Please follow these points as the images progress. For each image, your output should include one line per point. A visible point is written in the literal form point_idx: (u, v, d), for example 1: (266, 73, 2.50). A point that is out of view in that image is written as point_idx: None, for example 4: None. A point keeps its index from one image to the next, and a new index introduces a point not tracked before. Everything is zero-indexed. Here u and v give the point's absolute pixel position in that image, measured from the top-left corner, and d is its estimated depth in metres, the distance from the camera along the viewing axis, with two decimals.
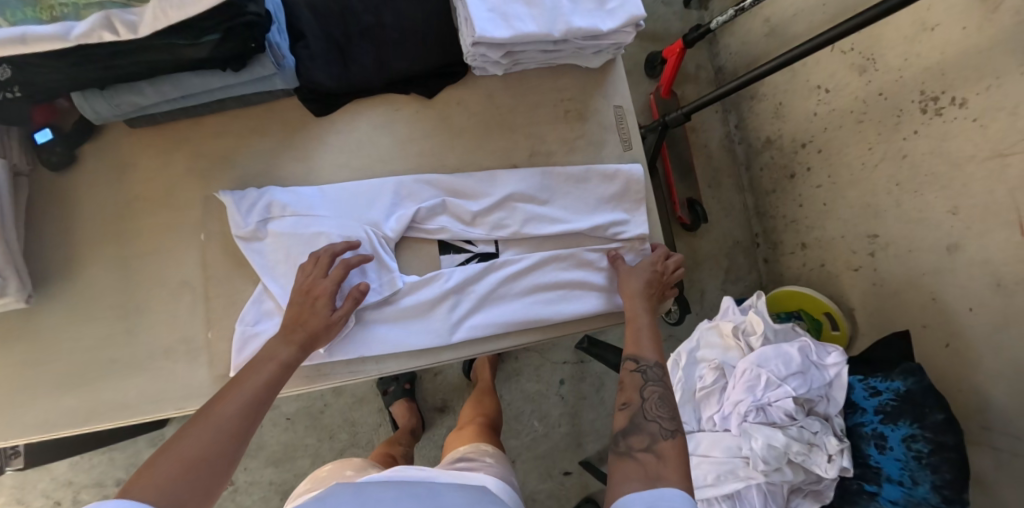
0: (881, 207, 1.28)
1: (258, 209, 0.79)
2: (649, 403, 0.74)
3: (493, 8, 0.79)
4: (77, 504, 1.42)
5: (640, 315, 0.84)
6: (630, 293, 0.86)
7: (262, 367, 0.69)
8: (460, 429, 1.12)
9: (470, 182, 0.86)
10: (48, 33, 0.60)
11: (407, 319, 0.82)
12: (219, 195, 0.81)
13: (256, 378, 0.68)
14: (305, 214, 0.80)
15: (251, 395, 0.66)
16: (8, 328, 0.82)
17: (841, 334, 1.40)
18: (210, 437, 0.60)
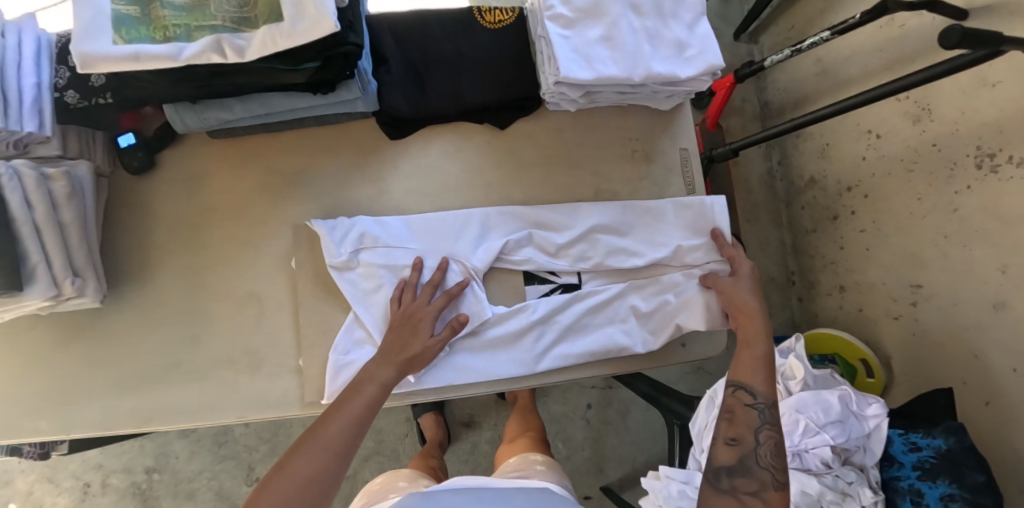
0: (927, 259, 1.23)
1: (351, 239, 0.83)
2: (762, 447, 0.73)
3: (577, 49, 0.83)
4: (105, 487, 1.45)
5: (758, 339, 0.82)
6: (747, 310, 0.84)
7: (364, 387, 0.74)
8: (512, 441, 1.17)
9: (555, 215, 0.89)
10: (162, 53, 0.62)
11: (496, 348, 0.86)
12: (310, 225, 0.84)
13: (357, 401, 0.72)
14: (396, 245, 0.84)
15: (354, 416, 0.71)
16: (79, 324, 0.85)
17: (875, 382, 1.38)
18: (321, 459, 0.66)
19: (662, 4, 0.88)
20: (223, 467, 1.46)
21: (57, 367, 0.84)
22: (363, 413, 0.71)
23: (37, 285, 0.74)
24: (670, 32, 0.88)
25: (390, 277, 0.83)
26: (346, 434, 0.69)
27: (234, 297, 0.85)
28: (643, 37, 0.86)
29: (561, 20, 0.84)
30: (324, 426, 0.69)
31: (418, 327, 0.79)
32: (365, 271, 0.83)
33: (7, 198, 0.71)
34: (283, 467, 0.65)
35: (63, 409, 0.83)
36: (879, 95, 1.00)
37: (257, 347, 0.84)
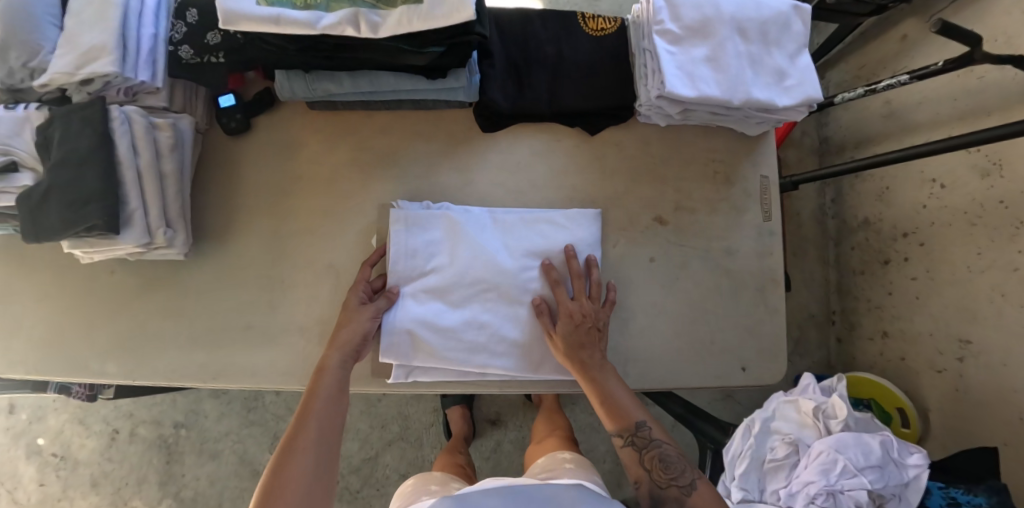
0: (980, 315, 1.19)
1: (426, 222, 0.85)
2: (655, 474, 0.77)
3: (681, 66, 0.84)
4: (133, 437, 1.47)
5: (602, 382, 0.80)
6: (580, 363, 0.81)
7: (319, 381, 0.75)
8: (542, 441, 1.13)
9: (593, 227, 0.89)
10: (300, 19, 0.64)
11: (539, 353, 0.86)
12: (394, 206, 0.86)
13: (321, 399, 0.73)
14: (456, 234, 0.85)
15: (325, 413, 0.73)
16: (158, 275, 0.86)
17: (911, 432, 1.36)
18: (304, 470, 0.66)
19: (768, 30, 0.88)
20: (249, 433, 1.48)
21: (134, 314, 0.86)
22: (330, 409, 0.73)
23: (133, 231, 0.75)
24: (772, 60, 0.88)
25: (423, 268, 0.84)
26: (325, 430, 0.71)
27: (312, 266, 0.87)
28: (746, 61, 0.87)
29: (669, 35, 0.85)
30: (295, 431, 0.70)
31: (359, 313, 0.81)
32: (414, 255, 0.84)
33: (116, 142, 0.73)
34: (277, 480, 0.65)
35: (136, 355, 0.85)
36: (956, 144, 0.98)
37: (328, 318, 0.86)
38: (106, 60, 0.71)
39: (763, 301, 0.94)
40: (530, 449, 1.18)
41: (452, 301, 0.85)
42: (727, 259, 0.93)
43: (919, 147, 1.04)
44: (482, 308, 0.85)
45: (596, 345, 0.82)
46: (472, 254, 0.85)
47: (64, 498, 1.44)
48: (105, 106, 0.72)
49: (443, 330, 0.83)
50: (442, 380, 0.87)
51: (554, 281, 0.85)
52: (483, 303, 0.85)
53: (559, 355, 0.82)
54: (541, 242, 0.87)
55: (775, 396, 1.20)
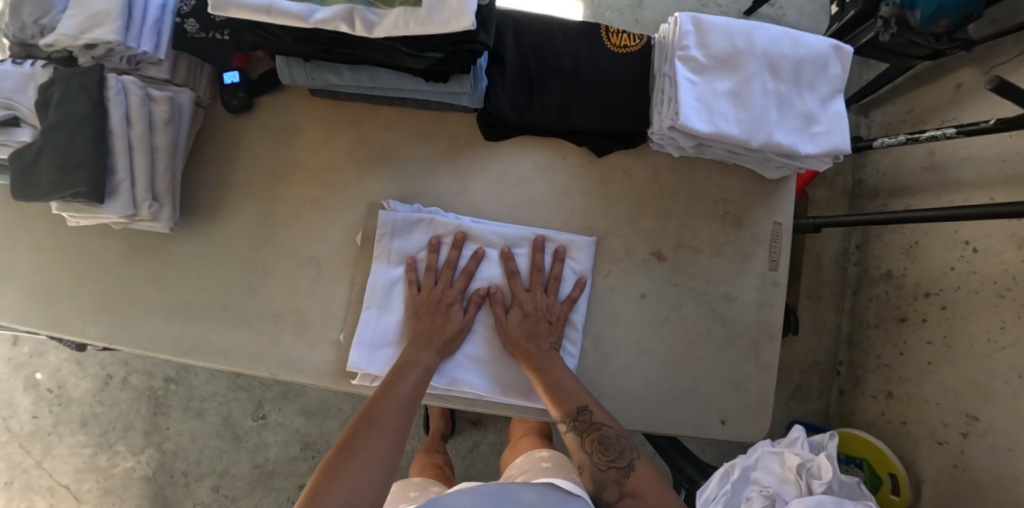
0: (993, 393, 1.12)
1: (416, 224, 0.84)
2: (594, 455, 0.77)
3: (700, 99, 0.79)
4: (124, 384, 1.51)
5: (547, 370, 0.80)
6: (524, 351, 0.82)
7: (406, 372, 0.78)
8: (517, 442, 1.09)
9: (583, 257, 0.86)
10: (293, 11, 0.62)
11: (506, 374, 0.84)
12: (384, 205, 0.85)
13: (406, 386, 0.77)
14: (449, 237, 0.84)
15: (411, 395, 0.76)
16: (145, 243, 0.87)
17: (900, 501, 1.30)
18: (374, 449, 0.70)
19: (801, 70, 0.82)
20: (234, 397, 1.50)
21: (119, 280, 0.86)
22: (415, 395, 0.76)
23: (118, 202, 0.75)
24: (802, 102, 0.82)
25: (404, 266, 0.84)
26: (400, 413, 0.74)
27: (296, 256, 0.86)
28: (772, 101, 0.81)
29: (693, 63, 0.80)
30: (376, 409, 0.74)
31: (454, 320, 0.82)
32: (404, 251, 0.84)
33: (111, 111, 0.73)
34: (348, 449, 0.69)
35: (116, 320, 0.86)
36: (982, 213, 0.90)
37: (303, 312, 0.85)
38: (108, 27, 0.71)
39: (755, 355, 0.89)
40: (507, 451, 1.13)
41: None
42: (723, 305, 0.89)
43: (949, 209, 0.96)
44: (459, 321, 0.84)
45: (545, 336, 0.83)
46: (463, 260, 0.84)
47: (54, 433, 1.50)
48: (103, 75, 0.72)
49: None
50: None
51: (511, 271, 0.84)
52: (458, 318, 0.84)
53: (507, 345, 0.83)
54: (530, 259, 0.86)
55: (762, 444, 1.15)
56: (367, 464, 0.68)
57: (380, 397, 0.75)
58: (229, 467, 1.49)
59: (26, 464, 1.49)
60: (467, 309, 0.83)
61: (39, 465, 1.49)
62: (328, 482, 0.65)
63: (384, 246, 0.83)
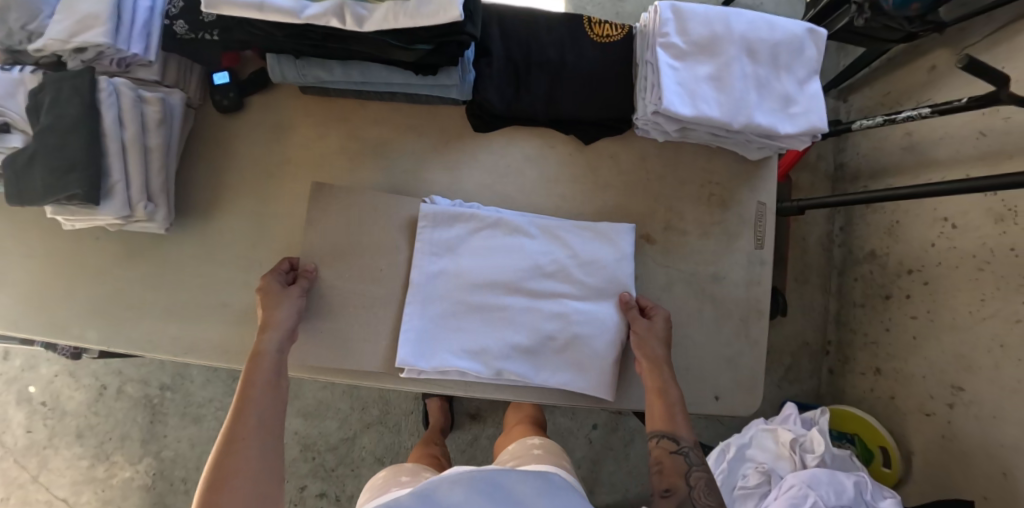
0: (977, 363, 1.15)
1: (456, 218, 0.85)
2: (697, 491, 0.77)
3: (682, 84, 0.82)
4: (120, 394, 1.50)
5: (670, 388, 0.81)
6: (655, 360, 0.83)
7: (259, 365, 0.75)
8: (510, 429, 1.11)
9: (620, 240, 0.87)
10: (284, 8, 0.63)
11: (549, 362, 0.84)
12: (426, 200, 0.86)
13: (262, 381, 0.74)
14: (491, 227, 0.86)
15: (266, 394, 0.73)
16: (141, 245, 0.87)
17: (891, 473, 1.34)
18: (263, 450, 0.69)
19: (779, 53, 0.85)
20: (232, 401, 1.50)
21: (115, 282, 0.87)
22: (274, 388, 0.74)
23: (113, 202, 0.75)
24: (780, 84, 0.85)
25: (448, 258, 0.85)
26: (266, 421, 0.71)
27: (292, 252, 0.86)
28: (752, 84, 0.84)
29: (674, 50, 0.83)
30: (236, 428, 0.69)
31: (287, 297, 0.80)
32: (445, 243, 0.85)
33: (103, 113, 0.73)
34: (219, 479, 0.64)
35: (113, 323, 0.86)
36: (957, 188, 0.93)
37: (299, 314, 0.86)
38: (99, 30, 0.72)
39: (745, 332, 0.92)
40: (500, 438, 1.15)
41: (475, 296, 0.84)
42: (712, 284, 0.91)
43: (924, 187, 0.99)
44: (503, 311, 0.84)
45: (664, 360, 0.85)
46: (504, 250, 0.85)
47: (50, 446, 1.49)
48: (94, 77, 0.73)
49: (461, 325, 0.84)
50: (454, 380, 0.87)
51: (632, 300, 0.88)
52: (500, 307, 0.84)
53: (643, 345, 0.83)
54: (569, 247, 0.86)
55: (755, 422, 1.18)
56: (249, 484, 0.65)
57: (238, 413, 0.70)
58: None
59: (22, 479, 1.48)
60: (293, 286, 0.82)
61: (36, 479, 1.48)
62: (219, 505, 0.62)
63: (425, 236, 0.84)
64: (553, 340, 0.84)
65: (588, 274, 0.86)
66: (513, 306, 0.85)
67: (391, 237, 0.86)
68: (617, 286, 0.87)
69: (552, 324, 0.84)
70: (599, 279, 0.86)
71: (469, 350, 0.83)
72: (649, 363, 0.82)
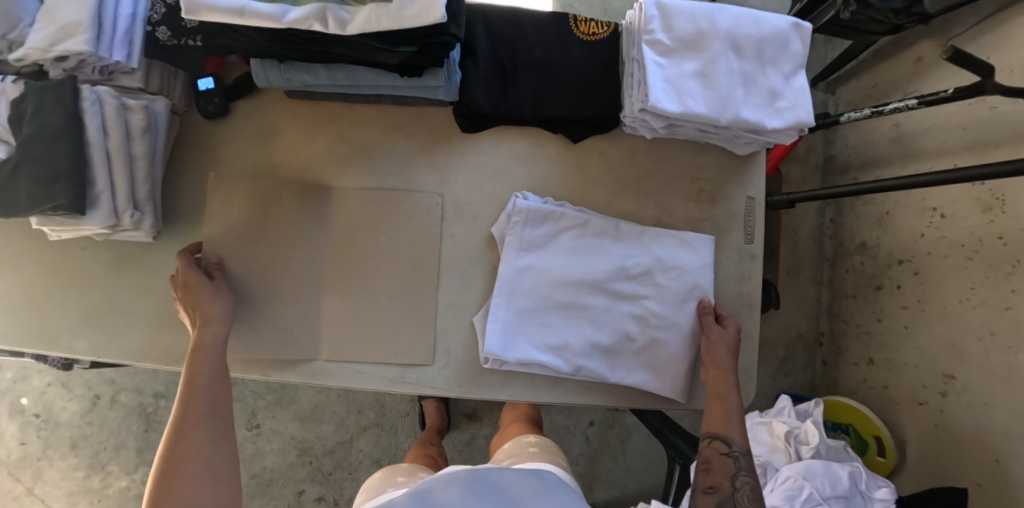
0: (967, 352, 1.16)
1: (546, 217, 0.86)
2: (740, 495, 0.78)
3: (669, 80, 0.82)
4: (113, 403, 1.49)
5: (730, 394, 0.83)
6: (722, 367, 0.84)
7: (199, 356, 0.78)
8: (506, 428, 1.11)
9: (700, 248, 0.87)
10: (265, 12, 0.63)
11: (627, 362, 0.85)
12: (516, 197, 0.87)
13: (203, 371, 0.78)
14: (577, 228, 0.86)
15: (210, 382, 0.78)
16: (128, 254, 0.87)
17: (885, 462, 1.35)
18: (214, 437, 0.75)
19: (764, 48, 0.85)
20: None
21: (104, 292, 0.86)
22: (217, 377, 0.78)
23: (99, 212, 0.75)
24: (766, 79, 0.85)
25: (538, 256, 0.85)
26: (215, 405, 0.77)
27: (282, 257, 0.85)
28: (738, 79, 0.84)
29: (659, 46, 0.83)
30: (186, 415, 0.75)
31: (213, 289, 0.80)
32: (536, 241, 0.85)
33: (86, 122, 0.73)
34: (171, 466, 0.71)
35: (103, 333, 0.86)
36: (943, 179, 0.94)
37: (291, 320, 0.85)
38: (80, 38, 0.71)
39: (737, 326, 0.92)
40: (496, 437, 1.15)
41: (562, 294, 0.85)
42: None
43: (912, 178, 0.99)
44: (586, 310, 0.85)
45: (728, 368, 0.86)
46: (589, 251, 0.86)
47: (43, 458, 1.48)
48: (76, 86, 0.72)
49: (544, 322, 0.84)
50: (527, 376, 0.87)
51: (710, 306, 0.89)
52: (582, 306, 0.85)
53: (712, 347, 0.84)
54: (654, 250, 0.87)
55: (751, 416, 1.18)
56: (201, 467, 0.72)
57: (187, 401, 0.76)
58: None
59: (17, 491, 1.47)
60: (213, 279, 0.82)
61: (30, 492, 1.47)
62: (175, 488, 0.69)
63: (516, 234, 0.85)
64: (633, 340, 0.85)
65: (672, 278, 0.86)
66: (596, 306, 0.85)
67: (383, 239, 0.86)
68: (697, 292, 0.87)
69: (632, 325, 0.85)
70: (681, 285, 0.86)
71: (551, 345, 0.84)
72: (712, 368, 0.84)
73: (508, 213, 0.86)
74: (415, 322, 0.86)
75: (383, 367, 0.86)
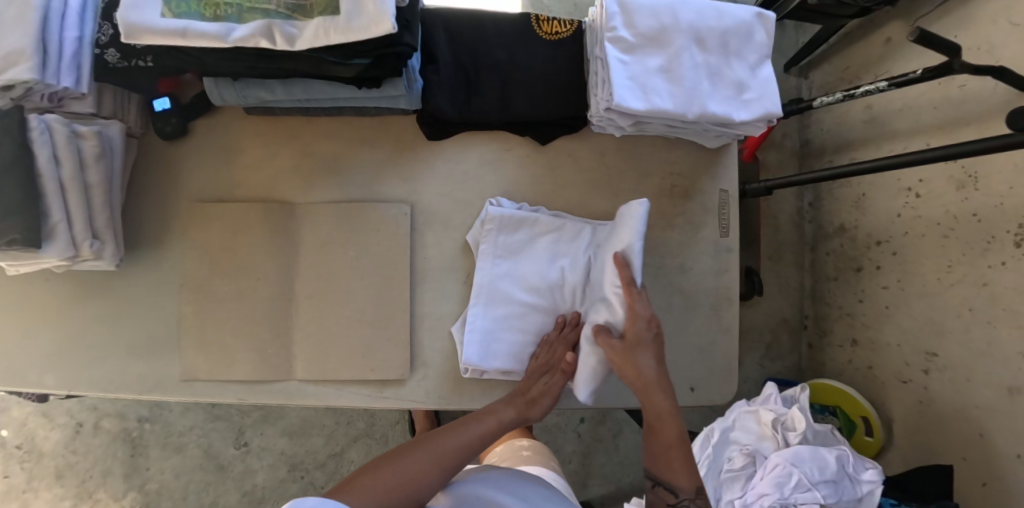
0: (948, 328, 1.17)
1: (521, 223, 0.85)
2: None
3: (633, 77, 0.81)
4: (97, 430, 1.46)
5: (666, 422, 0.70)
6: (647, 384, 0.71)
7: (482, 418, 0.71)
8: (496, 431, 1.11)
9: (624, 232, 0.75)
10: (209, 32, 0.61)
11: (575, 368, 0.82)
12: (492, 203, 0.86)
13: (479, 428, 0.70)
14: (549, 233, 0.85)
15: (477, 439, 0.68)
16: (93, 283, 0.85)
17: (874, 441, 1.36)
18: (434, 470, 0.61)
19: (728, 40, 0.84)
20: (214, 427, 1.48)
21: (68, 323, 0.84)
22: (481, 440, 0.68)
23: (55, 245, 0.73)
24: (731, 71, 0.84)
25: (513, 264, 0.85)
26: (452, 459, 0.64)
27: (251, 278, 0.84)
28: (703, 73, 0.83)
29: (622, 43, 0.81)
30: (426, 439, 0.65)
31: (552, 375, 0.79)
32: (512, 249, 0.85)
33: (37, 152, 0.70)
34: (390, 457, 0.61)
35: (71, 365, 0.84)
36: (910, 161, 0.94)
37: (261, 340, 0.83)
38: (25, 66, 0.68)
39: (716, 321, 0.92)
40: (487, 440, 1.15)
41: (538, 301, 0.84)
42: (680, 276, 0.91)
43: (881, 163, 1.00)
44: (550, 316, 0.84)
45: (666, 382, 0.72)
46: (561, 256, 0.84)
47: (29, 490, 1.45)
48: (23, 116, 0.69)
49: (521, 330, 0.83)
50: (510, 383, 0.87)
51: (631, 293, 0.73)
52: (559, 310, 0.84)
53: (625, 367, 0.72)
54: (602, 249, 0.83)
55: (737, 404, 1.19)
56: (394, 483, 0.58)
57: (448, 433, 0.67)
58: (217, 498, 1.47)
59: None
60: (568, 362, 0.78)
61: None
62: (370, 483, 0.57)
63: (490, 241, 0.84)
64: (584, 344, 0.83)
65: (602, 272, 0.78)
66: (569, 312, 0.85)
67: (352, 253, 0.85)
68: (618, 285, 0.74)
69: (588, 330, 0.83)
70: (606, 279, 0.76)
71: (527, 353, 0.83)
72: (637, 385, 0.72)
73: (484, 220, 0.85)
74: (390, 336, 0.85)
75: (360, 383, 0.84)
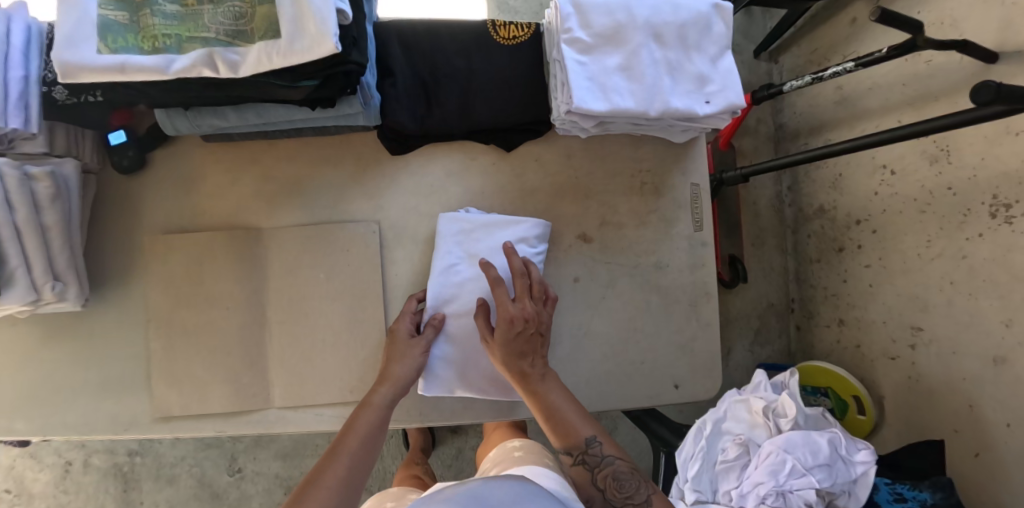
0: (931, 302, 1.17)
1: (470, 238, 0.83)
2: (608, 493, 0.73)
3: (592, 77, 0.80)
4: (87, 467, 1.45)
5: (544, 396, 0.76)
6: (519, 369, 0.76)
7: (358, 416, 0.73)
8: (490, 435, 1.10)
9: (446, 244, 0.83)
10: (148, 65, 0.60)
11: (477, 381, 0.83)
12: (447, 219, 0.84)
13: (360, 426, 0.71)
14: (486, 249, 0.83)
15: (363, 441, 0.70)
16: (61, 324, 0.83)
17: (866, 419, 1.35)
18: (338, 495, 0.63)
19: (686, 33, 0.84)
20: (206, 455, 1.46)
21: (37, 367, 0.83)
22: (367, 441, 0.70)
23: (16, 289, 0.71)
24: (692, 64, 0.83)
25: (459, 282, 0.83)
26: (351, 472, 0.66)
27: (221, 307, 0.82)
28: (663, 68, 0.82)
29: (579, 44, 0.81)
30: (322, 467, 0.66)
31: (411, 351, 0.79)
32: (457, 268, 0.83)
33: None
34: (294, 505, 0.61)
35: (43, 409, 0.82)
36: (878, 141, 0.93)
37: (237, 369, 0.82)
38: None
39: (696, 315, 0.91)
40: (481, 447, 1.14)
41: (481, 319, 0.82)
42: (655, 273, 0.91)
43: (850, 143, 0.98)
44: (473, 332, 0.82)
45: (538, 352, 0.78)
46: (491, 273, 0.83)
47: None
48: None
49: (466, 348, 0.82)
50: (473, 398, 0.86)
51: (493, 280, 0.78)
52: None
53: (502, 358, 0.77)
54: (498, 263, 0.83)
55: (728, 394, 1.17)
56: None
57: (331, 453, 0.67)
58: None
59: None
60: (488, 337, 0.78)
61: None
62: None
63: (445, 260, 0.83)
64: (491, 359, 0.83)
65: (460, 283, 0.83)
66: None
67: (322, 274, 0.84)
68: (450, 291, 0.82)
69: None
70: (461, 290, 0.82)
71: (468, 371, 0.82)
72: (513, 379, 0.77)
73: (441, 236, 0.84)
74: (366, 355, 0.84)
75: (340, 406, 0.84)
